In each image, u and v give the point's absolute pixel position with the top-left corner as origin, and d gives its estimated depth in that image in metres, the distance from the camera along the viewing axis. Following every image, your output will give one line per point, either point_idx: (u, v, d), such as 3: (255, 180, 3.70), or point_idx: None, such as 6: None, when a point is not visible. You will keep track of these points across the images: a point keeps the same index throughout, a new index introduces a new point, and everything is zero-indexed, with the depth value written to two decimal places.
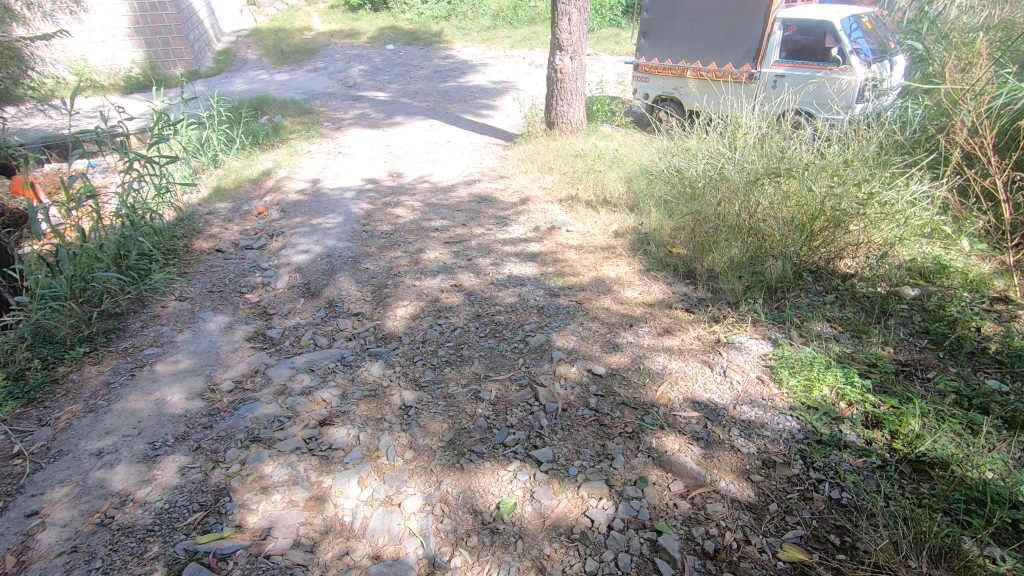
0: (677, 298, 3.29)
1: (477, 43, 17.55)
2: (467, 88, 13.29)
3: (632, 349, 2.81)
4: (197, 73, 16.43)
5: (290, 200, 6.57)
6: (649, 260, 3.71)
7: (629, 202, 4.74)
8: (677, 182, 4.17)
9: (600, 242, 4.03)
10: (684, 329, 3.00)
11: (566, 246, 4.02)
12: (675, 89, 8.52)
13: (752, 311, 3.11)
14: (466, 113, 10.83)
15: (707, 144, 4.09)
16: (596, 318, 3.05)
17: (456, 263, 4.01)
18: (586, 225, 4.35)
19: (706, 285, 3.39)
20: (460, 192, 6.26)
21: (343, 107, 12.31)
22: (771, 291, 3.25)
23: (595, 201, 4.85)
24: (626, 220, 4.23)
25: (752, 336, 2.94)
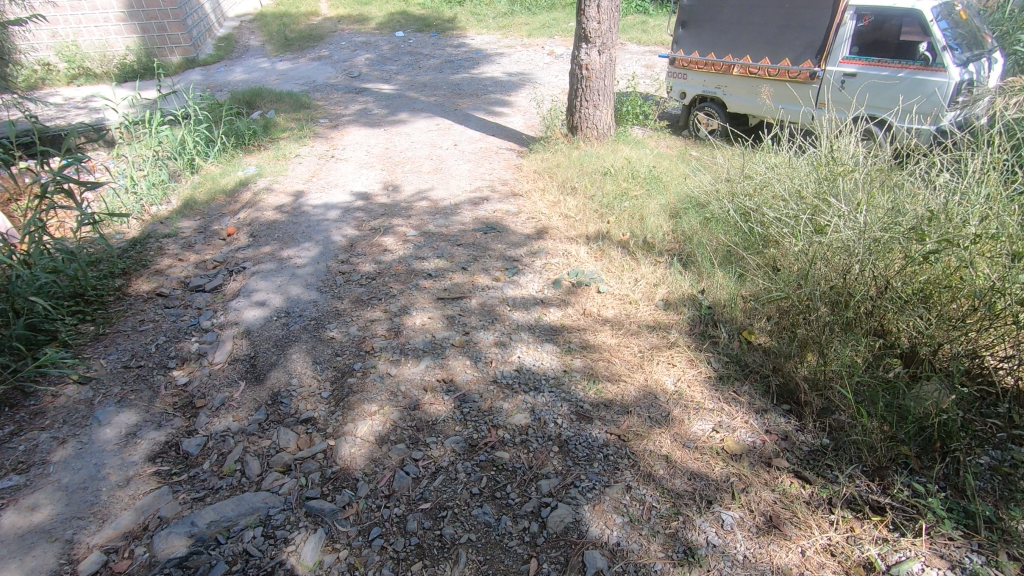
0: (783, 449, 2.50)
1: (493, 31, 16.35)
2: (480, 81, 12.16)
3: (718, 567, 2.00)
4: (195, 61, 15.55)
5: (265, 220, 5.62)
6: (722, 358, 2.91)
7: (675, 244, 3.81)
8: (759, 242, 3.34)
9: (645, 316, 3.16)
10: (803, 526, 2.17)
11: (600, 321, 3.10)
12: (717, 88, 7.36)
13: (912, 491, 2.29)
14: (477, 111, 9.75)
15: (795, 188, 3.23)
16: (654, 480, 2.28)
17: (448, 338, 3.00)
18: (623, 283, 3.41)
19: (823, 421, 2.59)
20: (462, 214, 5.23)
21: (345, 101, 11.31)
22: (926, 441, 2.40)
23: (632, 242, 3.82)
24: (678, 283, 3.33)
25: (931, 558, 2.09)
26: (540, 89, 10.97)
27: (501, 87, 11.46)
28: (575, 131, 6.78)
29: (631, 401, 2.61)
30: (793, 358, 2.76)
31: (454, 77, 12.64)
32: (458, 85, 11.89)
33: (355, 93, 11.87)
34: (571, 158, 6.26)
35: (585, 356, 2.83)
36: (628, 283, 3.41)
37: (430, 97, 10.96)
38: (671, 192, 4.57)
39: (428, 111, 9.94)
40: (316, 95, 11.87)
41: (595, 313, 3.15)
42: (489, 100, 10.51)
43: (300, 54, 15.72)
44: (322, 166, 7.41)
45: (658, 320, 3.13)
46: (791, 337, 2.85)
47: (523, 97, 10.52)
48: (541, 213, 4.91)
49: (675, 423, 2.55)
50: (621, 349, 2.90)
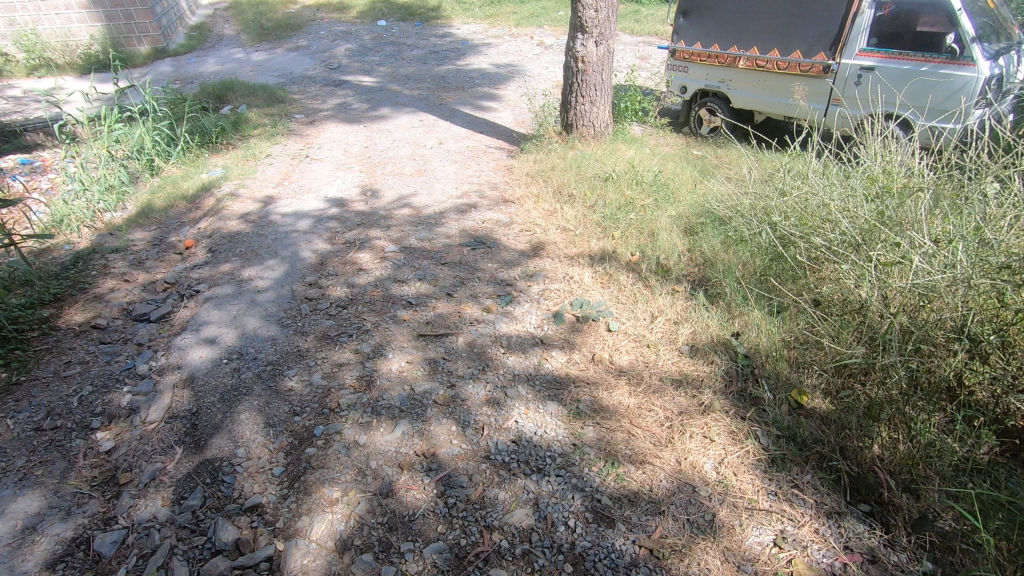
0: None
1: (479, 20, 15.70)
2: (466, 73, 11.56)
3: None
4: (166, 51, 14.75)
5: (227, 231, 5.04)
6: (776, 429, 2.53)
7: (696, 273, 3.43)
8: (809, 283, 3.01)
9: (667, 366, 2.82)
10: None
11: (612, 371, 2.75)
12: (721, 82, 6.87)
13: None
14: (463, 106, 9.18)
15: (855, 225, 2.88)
16: None
17: (428, 395, 2.51)
18: (635, 319, 3.08)
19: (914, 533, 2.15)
20: (447, 225, 4.70)
21: (322, 95, 10.66)
22: None
23: (643, 263, 3.48)
24: (708, 325, 3.00)
25: None
26: (529, 83, 10.41)
27: (489, 80, 10.88)
28: (570, 129, 6.26)
29: (661, 496, 2.22)
30: (861, 431, 2.41)
31: (439, 69, 12.03)
32: (443, 78, 11.28)
33: (333, 87, 11.23)
34: (566, 160, 5.76)
35: (600, 426, 2.46)
36: (647, 328, 3.04)
37: (413, 91, 10.36)
38: (681, 204, 4.18)
39: (411, 106, 9.35)
40: (292, 89, 11.22)
41: (608, 360, 2.81)
42: (476, 94, 9.93)
43: (276, 44, 14.99)
44: (294, 167, 6.82)
45: (683, 372, 2.80)
46: (860, 408, 2.47)
47: (512, 91, 9.96)
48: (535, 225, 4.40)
49: (724, 533, 2.13)
50: (643, 416, 2.55)
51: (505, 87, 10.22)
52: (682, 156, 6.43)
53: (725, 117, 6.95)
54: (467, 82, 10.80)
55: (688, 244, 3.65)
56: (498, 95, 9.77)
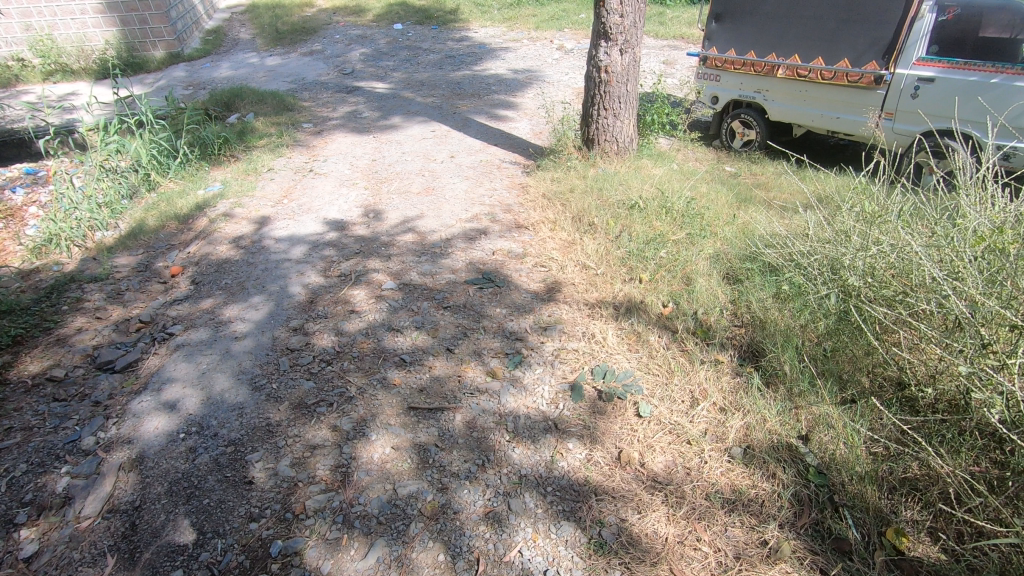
0: None
1: (497, 23, 15.27)
2: (482, 79, 11.11)
3: None
4: (180, 56, 14.60)
5: (216, 258, 4.65)
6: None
7: (743, 338, 2.98)
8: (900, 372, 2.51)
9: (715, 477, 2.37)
10: None
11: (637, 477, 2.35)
12: (757, 93, 6.32)
13: None
14: (477, 115, 8.73)
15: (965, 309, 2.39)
16: None
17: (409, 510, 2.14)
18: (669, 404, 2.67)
19: None
20: (453, 255, 4.25)
21: (333, 102, 10.31)
22: None
23: (679, 321, 3.05)
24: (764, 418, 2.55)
25: None
26: (547, 90, 9.93)
27: (505, 87, 10.41)
28: (591, 144, 5.75)
29: None
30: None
31: (454, 75, 11.61)
32: (459, 84, 10.85)
33: (345, 94, 10.87)
34: (585, 181, 5.26)
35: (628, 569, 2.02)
36: (686, 428, 2.55)
37: (427, 98, 9.94)
38: (716, 242, 3.70)
39: (423, 114, 8.93)
40: (303, 96, 10.90)
41: (639, 464, 2.40)
42: (491, 102, 9.48)
43: (290, 48, 14.72)
44: (296, 182, 6.44)
45: (736, 488, 2.32)
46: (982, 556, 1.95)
47: (529, 99, 9.48)
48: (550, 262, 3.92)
49: None
50: (685, 560, 2.08)
51: (521, 95, 9.75)
52: (713, 175, 5.89)
53: (761, 129, 6.40)
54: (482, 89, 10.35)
55: (727, 297, 3.19)
56: (514, 103, 9.30)
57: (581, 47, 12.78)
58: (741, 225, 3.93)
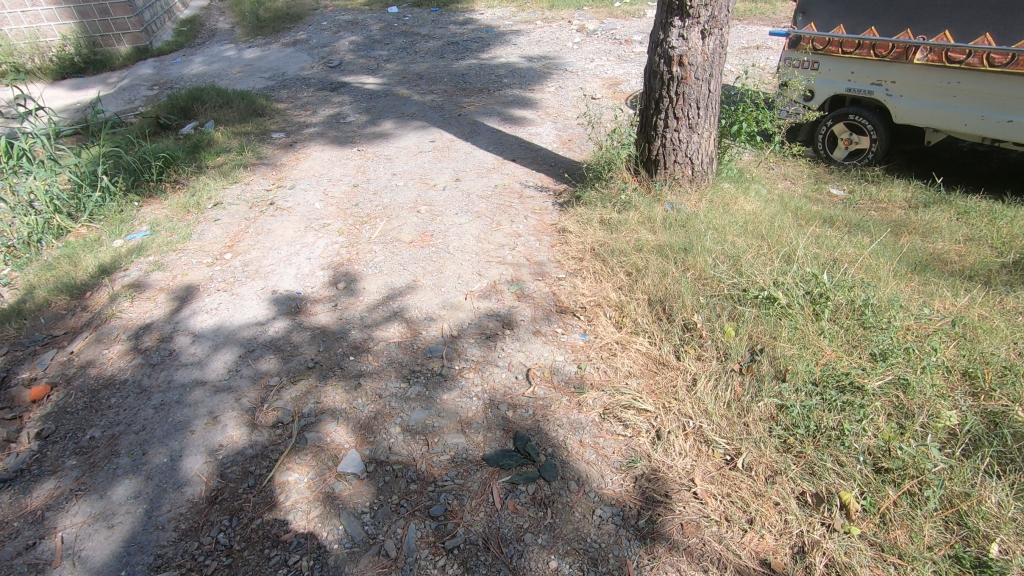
0: None
1: (507, 3, 13.41)
2: (490, 70, 9.37)
3: None
4: (149, 50, 13.00)
5: (98, 369, 3.05)
6: None
7: None
8: None
9: None
10: None
11: None
12: (876, 85, 4.57)
13: None
14: (488, 117, 7.01)
15: None
16: None
17: None
18: None
19: None
20: (462, 377, 2.61)
21: (314, 103, 8.63)
22: None
23: None
24: None
25: None
26: (572, 82, 8.16)
27: (520, 79, 8.65)
28: (656, 167, 4.06)
29: None
30: None
31: (458, 66, 9.86)
32: (464, 77, 9.10)
33: (329, 91, 9.18)
34: (654, 231, 3.60)
35: None
36: None
37: (425, 96, 8.21)
38: (972, 415, 2.14)
39: (421, 117, 7.22)
40: (280, 96, 9.25)
41: None
42: (502, 99, 7.73)
43: (272, 39, 13.04)
44: (249, 224, 4.82)
45: None
46: None
47: (550, 95, 7.72)
48: (629, 417, 2.33)
49: None
50: None
51: (540, 89, 8.00)
52: (824, 208, 4.23)
53: (879, 135, 4.70)
54: (492, 82, 8.61)
55: None
56: (532, 101, 7.55)
57: (606, 27, 10.92)
58: (966, 344, 2.40)
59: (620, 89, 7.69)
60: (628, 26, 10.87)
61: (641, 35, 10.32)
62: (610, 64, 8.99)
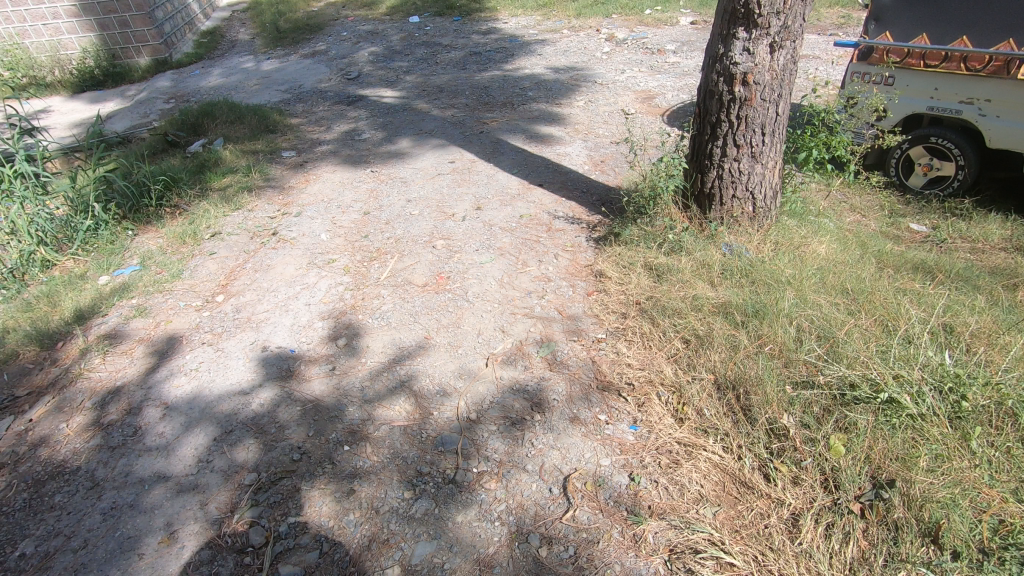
0: None
1: (531, 12, 12.93)
2: (514, 83, 8.86)
3: None
4: (167, 62, 12.84)
5: (50, 451, 2.57)
6: None
7: None
8: None
9: None
10: None
11: None
12: (965, 104, 3.94)
13: None
14: (512, 135, 6.49)
15: None
16: None
17: None
18: None
19: None
20: (480, 489, 2.14)
21: (329, 118, 8.23)
22: None
23: None
24: None
25: None
26: (601, 96, 7.60)
27: (546, 92, 8.12)
28: (710, 202, 3.48)
29: None
30: None
31: (480, 78, 9.38)
32: (486, 90, 8.61)
33: (345, 105, 8.77)
34: (708, 279, 3.05)
35: None
36: None
37: (445, 111, 7.73)
38: None
39: (440, 134, 6.74)
40: (295, 110, 8.88)
41: None
42: (526, 115, 7.20)
43: (291, 50, 12.76)
44: (248, 258, 4.37)
45: None
46: None
47: (578, 110, 7.18)
48: (697, 567, 1.83)
49: None
50: None
51: (568, 104, 7.46)
52: (909, 249, 3.61)
53: (968, 161, 4.05)
54: (515, 95, 8.10)
55: None
56: (558, 117, 7.01)
57: (636, 36, 10.35)
58: None
59: (655, 103, 7.11)
60: (660, 35, 10.27)
61: (674, 44, 9.72)
62: (642, 76, 8.41)
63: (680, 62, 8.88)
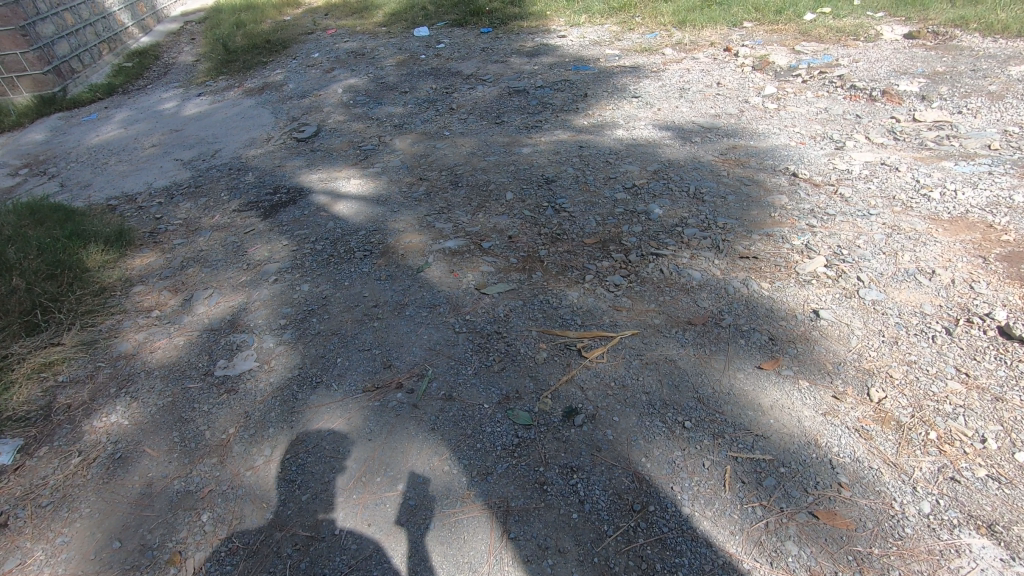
0: None
1: (602, 20, 8.44)
2: (606, 167, 4.31)
3: None
4: (56, 101, 8.73)
5: None
6: None
7: None
8: None
9: None
10: None
11: None
12: None
13: None
14: (679, 445, 1.95)
15: None
16: None
17: None
18: None
19: None
20: None
21: (210, 258, 3.85)
22: None
23: None
24: None
25: None
26: (855, 237, 3.00)
27: (694, 209, 3.54)
28: None
29: None
30: None
31: (533, 149, 4.90)
32: (546, 187, 4.08)
33: (261, 213, 4.38)
34: None
35: None
36: None
37: (455, 264, 3.21)
38: None
39: (440, 403, 2.23)
40: (170, 224, 4.57)
41: None
42: (680, 313, 2.61)
43: (235, 81, 8.49)
44: None
45: None
46: None
47: (826, 297, 2.59)
48: None
49: None
50: None
51: (775, 264, 2.89)
52: None
53: None
54: (619, 215, 3.56)
55: None
56: (782, 332, 2.44)
57: (812, 62, 5.73)
58: None
59: None
60: (861, 58, 5.63)
61: (905, 78, 5.06)
62: (897, 163, 3.81)
63: (954, 127, 4.24)
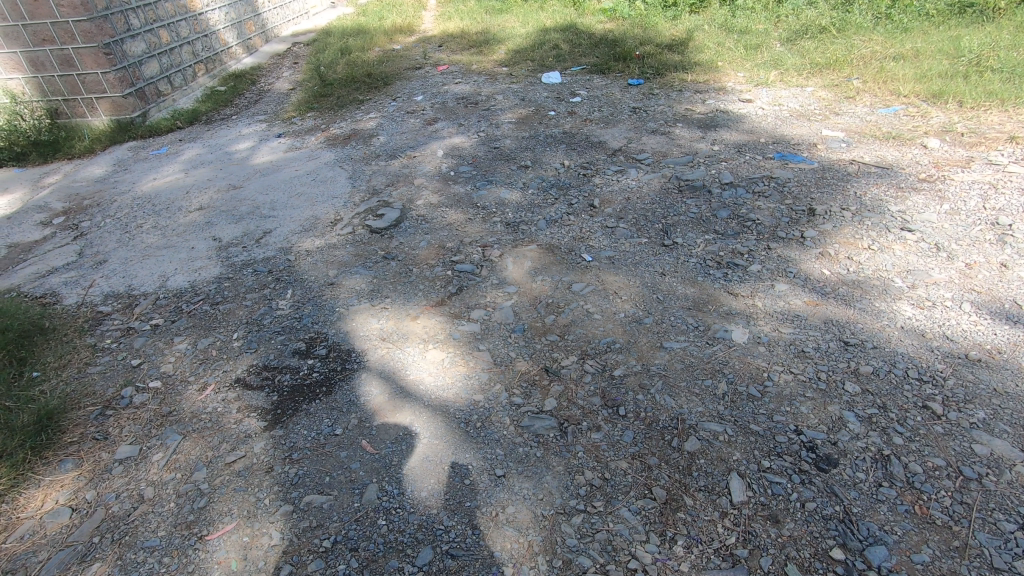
0: None
1: (801, 79, 6.15)
2: (937, 434, 2.08)
3: None
4: (132, 127, 7.70)
5: None
6: None
7: None
8: None
9: None
10: None
11: None
12: None
13: None
14: None
15: None
16: None
17: None
18: None
19: None
20: None
21: (141, 529, 2.05)
22: None
23: None
24: None
25: None
26: None
27: None
28: None
29: None
30: None
31: (749, 331, 2.74)
32: (816, 482, 1.95)
33: (268, 408, 2.56)
34: None
35: None
36: None
37: None
38: None
39: None
40: (138, 386, 2.86)
41: None
42: None
43: (322, 123, 7.04)
44: None
45: None
46: None
47: None
48: None
49: None
50: None
51: None
52: None
53: None
54: None
55: None
56: None
57: None
58: None
59: None
60: None
61: None
62: None
63: None
